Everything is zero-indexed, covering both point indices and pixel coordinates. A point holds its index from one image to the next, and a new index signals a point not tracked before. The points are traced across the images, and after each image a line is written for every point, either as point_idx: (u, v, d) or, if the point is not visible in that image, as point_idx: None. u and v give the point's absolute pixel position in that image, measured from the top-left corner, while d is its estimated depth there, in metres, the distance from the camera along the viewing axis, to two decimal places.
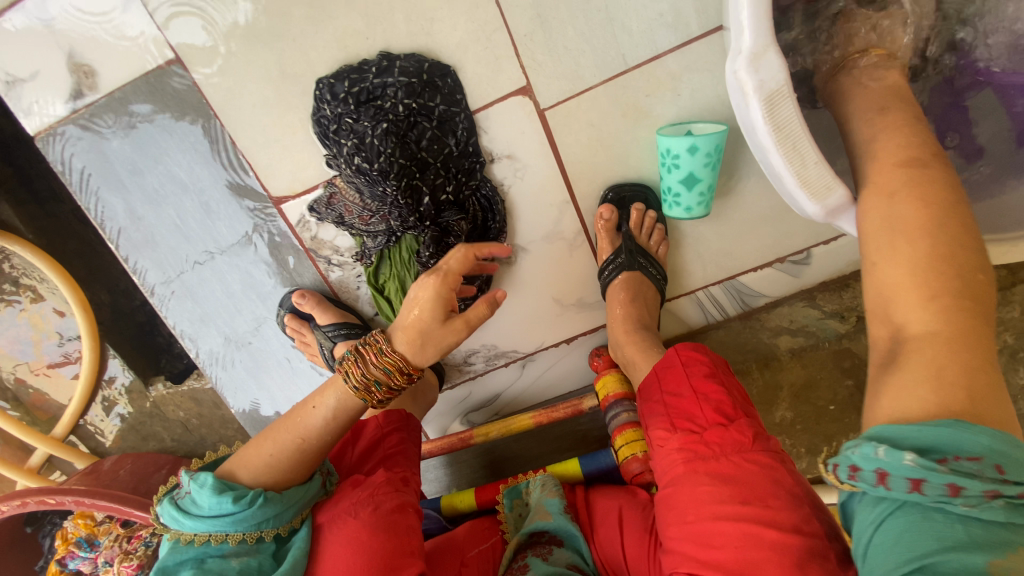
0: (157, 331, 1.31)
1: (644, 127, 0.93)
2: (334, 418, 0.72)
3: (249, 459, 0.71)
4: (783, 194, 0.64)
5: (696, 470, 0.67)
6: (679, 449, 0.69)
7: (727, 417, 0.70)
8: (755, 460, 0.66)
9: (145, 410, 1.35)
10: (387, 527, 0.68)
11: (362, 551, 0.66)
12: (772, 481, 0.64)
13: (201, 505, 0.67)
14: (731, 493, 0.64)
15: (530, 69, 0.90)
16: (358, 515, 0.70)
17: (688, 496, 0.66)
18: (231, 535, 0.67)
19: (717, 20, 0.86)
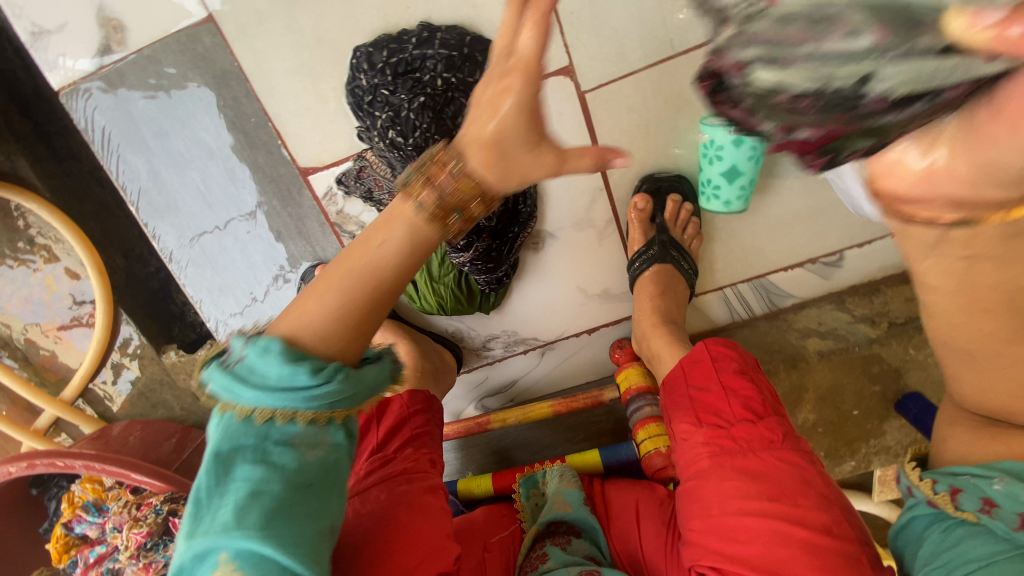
0: (171, 299, 1.30)
1: (687, 116, 0.91)
2: (409, 254, 0.52)
3: (309, 311, 0.50)
4: (840, 191, 0.62)
5: (722, 465, 0.63)
6: (705, 443, 0.65)
7: (757, 414, 0.65)
8: (786, 458, 0.62)
9: (156, 377, 1.33)
10: (422, 507, 0.67)
11: (396, 528, 0.63)
12: (802, 480, 0.60)
13: (268, 376, 0.48)
14: (759, 489, 0.59)
15: (574, 49, 0.87)
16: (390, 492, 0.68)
17: (713, 490, 0.62)
18: (299, 417, 0.50)
19: None
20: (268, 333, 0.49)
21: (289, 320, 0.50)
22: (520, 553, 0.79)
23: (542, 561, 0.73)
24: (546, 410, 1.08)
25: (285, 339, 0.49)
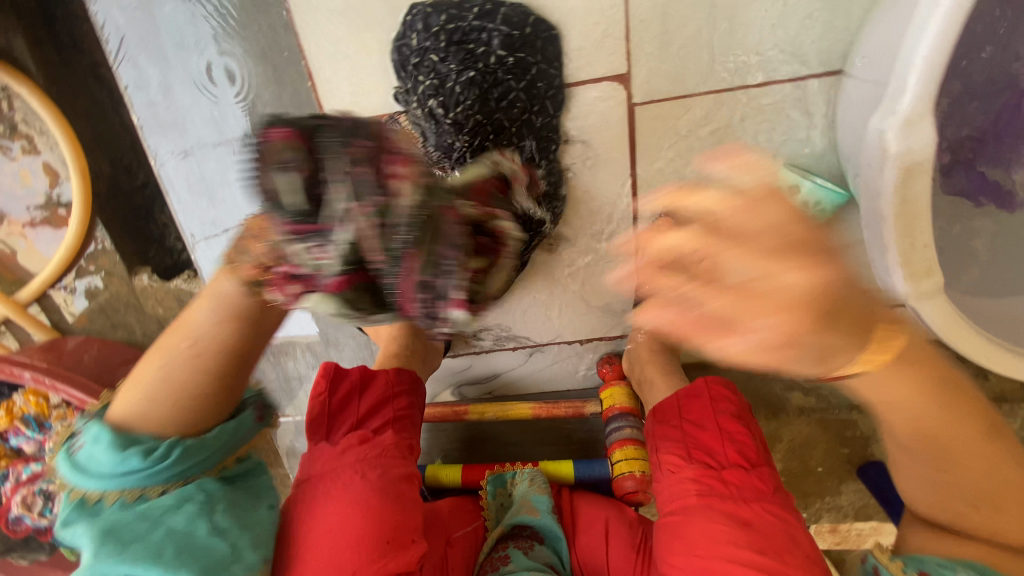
0: (151, 220, 1.20)
1: (729, 150, 0.90)
2: (213, 332, 0.63)
3: (129, 406, 0.62)
4: (876, 264, 0.63)
5: (709, 506, 0.63)
6: (694, 479, 0.65)
7: (749, 461, 0.66)
8: (775, 511, 0.62)
9: (122, 298, 1.25)
10: (397, 498, 0.66)
11: (369, 517, 0.63)
12: (790, 536, 0.59)
13: (99, 466, 0.59)
14: (748, 539, 0.59)
15: (635, 58, 0.84)
16: (366, 475, 0.66)
17: (699, 530, 0.61)
18: (147, 489, 0.59)
19: (836, 65, 0.83)
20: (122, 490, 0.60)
21: (124, 409, 0.62)
22: (481, 553, 0.81)
23: (504, 562, 0.75)
24: (525, 411, 1.06)
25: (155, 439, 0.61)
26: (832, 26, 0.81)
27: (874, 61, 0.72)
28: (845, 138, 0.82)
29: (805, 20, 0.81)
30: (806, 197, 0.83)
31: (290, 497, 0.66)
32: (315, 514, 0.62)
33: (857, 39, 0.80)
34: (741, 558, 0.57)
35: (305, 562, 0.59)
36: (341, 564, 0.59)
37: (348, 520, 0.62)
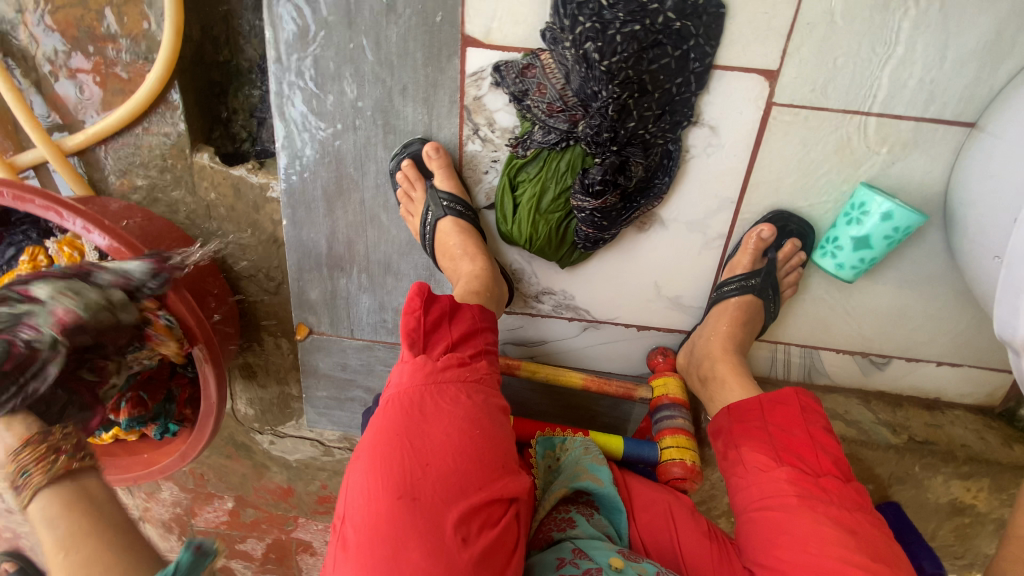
0: (223, 100, 1.18)
1: (846, 174, 0.91)
2: None
3: None
4: (1005, 306, 0.65)
5: (811, 507, 0.65)
6: (790, 481, 0.68)
7: (843, 473, 0.69)
8: (874, 521, 0.65)
9: (171, 173, 1.17)
10: (502, 425, 0.67)
11: (484, 437, 0.63)
12: (893, 550, 0.62)
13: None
14: (859, 545, 0.61)
15: (789, 58, 0.84)
16: (473, 396, 0.66)
17: (807, 529, 0.63)
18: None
19: (971, 116, 0.85)
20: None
21: None
22: (538, 512, 0.80)
23: (570, 525, 0.76)
24: (573, 380, 1.06)
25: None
26: (981, 76, 0.83)
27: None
28: (966, 187, 0.84)
29: (959, 64, 0.82)
30: (907, 225, 0.84)
31: (390, 403, 0.64)
32: (430, 424, 0.61)
33: (1001, 95, 0.82)
34: (857, 562, 0.59)
35: (428, 469, 0.58)
36: (465, 474, 0.59)
37: (466, 436, 0.61)
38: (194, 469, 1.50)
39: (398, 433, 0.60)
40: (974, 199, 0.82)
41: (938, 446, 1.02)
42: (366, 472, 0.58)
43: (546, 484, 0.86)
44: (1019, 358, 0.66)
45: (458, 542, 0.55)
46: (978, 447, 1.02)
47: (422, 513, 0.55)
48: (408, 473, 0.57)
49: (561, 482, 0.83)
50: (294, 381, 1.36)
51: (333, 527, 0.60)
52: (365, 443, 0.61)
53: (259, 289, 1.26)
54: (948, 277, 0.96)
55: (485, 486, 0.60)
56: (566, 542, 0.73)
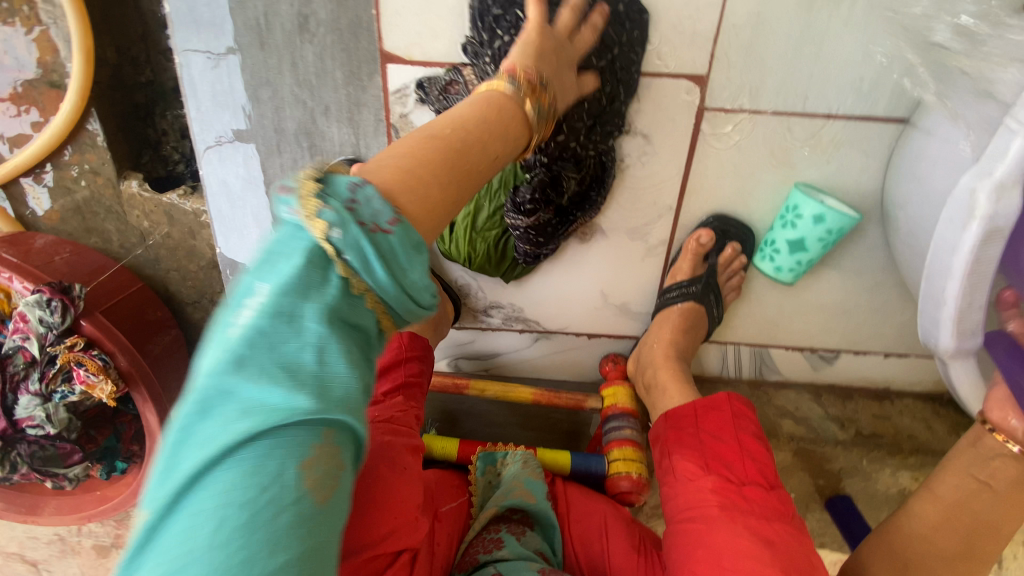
0: (151, 122, 1.11)
1: (782, 175, 0.90)
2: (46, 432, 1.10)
3: None
4: (926, 316, 0.65)
5: (731, 519, 0.66)
6: (714, 491, 0.69)
7: (769, 481, 0.70)
8: (792, 531, 0.66)
9: (102, 202, 1.12)
10: (402, 469, 0.65)
11: (375, 486, 0.61)
12: (808, 558, 0.64)
13: (401, 277, 0.44)
14: (772, 558, 0.62)
15: (716, 63, 0.82)
16: (379, 439, 0.66)
17: (724, 541, 0.64)
18: (369, 294, 0.44)
19: (903, 112, 0.84)
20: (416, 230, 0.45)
21: None
22: (469, 532, 0.81)
23: (496, 546, 0.76)
24: (524, 395, 1.06)
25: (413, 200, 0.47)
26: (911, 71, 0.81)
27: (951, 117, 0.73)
28: (899, 186, 0.83)
29: (887, 60, 0.81)
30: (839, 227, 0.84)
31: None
32: None
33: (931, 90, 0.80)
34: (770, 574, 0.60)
35: None
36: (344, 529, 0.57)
37: (352, 486, 0.60)
38: None
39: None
40: (906, 198, 0.81)
41: (885, 439, 1.07)
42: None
43: (484, 501, 0.86)
44: (946, 366, 0.67)
45: None
46: (925, 437, 1.06)
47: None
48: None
49: (494, 499, 0.83)
50: None
51: None
52: None
53: (203, 315, 1.25)
54: (889, 272, 0.96)
55: (365, 543, 0.57)
56: (489, 566, 0.73)
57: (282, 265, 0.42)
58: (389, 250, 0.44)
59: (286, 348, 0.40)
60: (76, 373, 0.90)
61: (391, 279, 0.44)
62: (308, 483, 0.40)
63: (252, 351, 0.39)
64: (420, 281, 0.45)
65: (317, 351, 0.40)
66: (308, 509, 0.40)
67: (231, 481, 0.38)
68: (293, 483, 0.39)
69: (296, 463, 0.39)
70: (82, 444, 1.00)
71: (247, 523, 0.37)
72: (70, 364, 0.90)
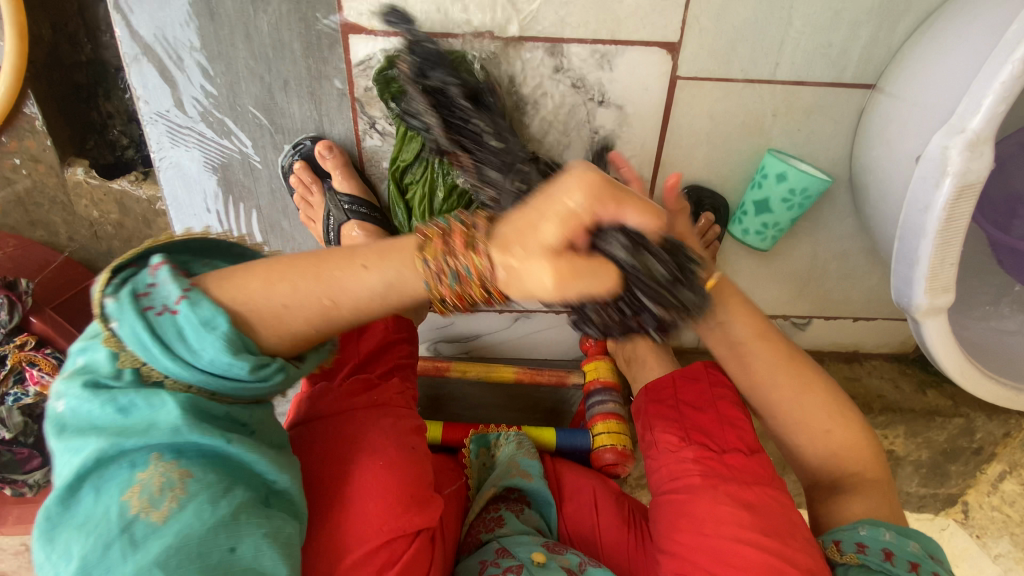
0: (94, 104, 1.02)
1: (754, 144, 0.90)
2: None
3: None
4: (898, 277, 0.66)
5: (712, 486, 0.67)
6: (695, 461, 0.70)
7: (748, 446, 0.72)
8: (774, 494, 0.68)
9: (46, 192, 1.05)
10: (413, 450, 0.64)
11: (385, 468, 0.60)
12: (788, 520, 0.65)
13: (198, 351, 0.45)
14: (752, 521, 0.64)
15: (689, 30, 0.81)
16: (380, 421, 0.64)
17: (706, 509, 0.66)
18: (194, 388, 0.47)
19: (870, 78, 0.85)
20: (208, 302, 0.46)
21: None
22: (470, 512, 0.81)
23: (498, 524, 0.76)
24: (506, 374, 1.06)
25: (234, 319, 0.46)
26: (877, 36, 0.81)
27: (919, 80, 0.74)
28: (868, 151, 0.84)
29: (854, 27, 0.81)
30: (802, 186, 0.84)
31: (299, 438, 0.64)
32: (325, 466, 0.60)
33: (894, 57, 0.82)
34: (750, 541, 0.62)
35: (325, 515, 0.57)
36: (361, 516, 0.57)
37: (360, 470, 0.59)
38: None
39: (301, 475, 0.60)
40: (874, 164, 0.83)
41: (857, 399, 1.09)
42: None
43: (480, 481, 0.87)
44: (919, 325, 0.68)
45: None
46: (893, 396, 1.09)
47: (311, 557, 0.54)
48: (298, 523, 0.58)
49: (492, 480, 0.83)
50: None
51: None
52: None
53: None
54: (855, 238, 0.99)
55: (381, 528, 0.57)
56: (492, 542, 0.73)
57: (89, 350, 0.47)
58: (177, 331, 0.46)
59: (92, 411, 0.45)
60: (29, 373, 0.86)
61: (184, 363, 0.46)
62: (138, 505, 0.44)
63: (72, 419, 0.46)
64: (217, 358, 0.46)
65: (112, 404, 0.45)
66: (145, 528, 0.44)
67: (73, 533, 0.44)
68: (117, 514, 0.44)
69: (120, 493, 0.44)
70: (40, 448, 0.92)
71: (85, 565, 0.43)
72: (21, 363, 0.85)
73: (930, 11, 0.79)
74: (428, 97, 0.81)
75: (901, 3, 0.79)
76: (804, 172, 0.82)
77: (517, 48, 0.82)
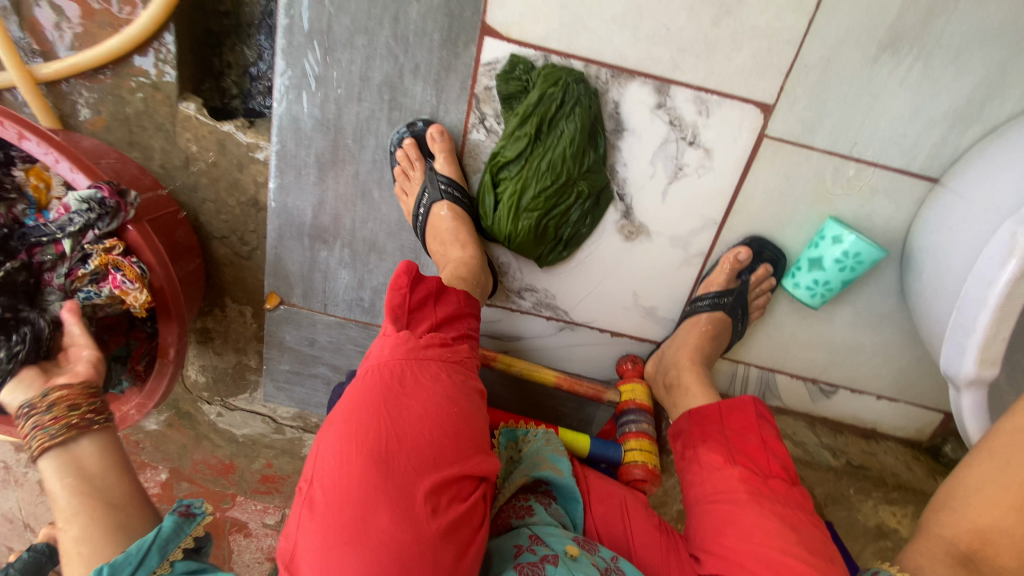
0: (218, 52, 1.13)
1: (819, 209, 0.98)
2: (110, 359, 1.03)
3: None
4: (951, 344, 0.72)
5: (759, 504, 0.70)
6: (742, 480, 0.73)
7: (790, 477, 0.75)
8: (814, 521, 0.70)
9: (155, 118, 1.11)
10: (479, 408, 0.67)
11: (461, 415, 0.63)
12: (826, 545, 0.67)
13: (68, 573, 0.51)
14: (797, 538, 0.66)
15: (784, 96, 0.90)
16: (451, 375, 0.66)
17: (754, 521, 0.68)
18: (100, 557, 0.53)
19: (935, 173, 0.94)
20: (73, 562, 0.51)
21: None
22: (500, 496, 0.82)
23: (528, 513, 0.78)
24: (547, 378, 1.09)
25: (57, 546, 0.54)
26: (948, 137, 0.91)
27: (984, 180, 0.83)
28: (924, 234, 0.92)
29: (929, 124, 0.90)
30: (857, 251, 0.91)
31: (371, 372, 0.64)
32: (408, 396, 0.61)
33: (960, 159, 0.91)
34: (797, 555, 0.64)
35: (402, 439, 0.57)
36: (440, 450, 0.59)
37: (442, 411, 0.61)
38: (131, 433, 1.43)
39: (376, 401, 0.60)
40: (931, 248, 0.90)
41: (871, 472, 1.13)
42: (340, 436, 0.57)
43: (507, 474, 0.88)
44: (960, 393, 0.73)
45: (427, 511, 0.55)
46: (906, 475, 1.13)
47: (395, 479, 0.55)
48: (372, 447, 0.56)
49: (521, 470, 0.85)
50: (254, 352, 1.35)
51: (298, 494, 0.59)
52: (342, 408, 0.60)
53: (228, 252, 1.23)
54: (896, 317, 1.05)
55: (453, 462, 0.59)
56: (524, 529, 0.75)
57: None
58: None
59: None
60: (111, 276, 0.89)
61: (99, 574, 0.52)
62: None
63: None
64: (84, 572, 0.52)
65: None
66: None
67: None
68: None
69: None
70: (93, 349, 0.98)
71: None
72: (106, 267, 0.89)
73: (997, 125, 0.89)
74: (544, 105, 0.89)
75: (973, 113, 0.89)
76: (862, 238, 0.89)
77: (629, 80, 0.91)
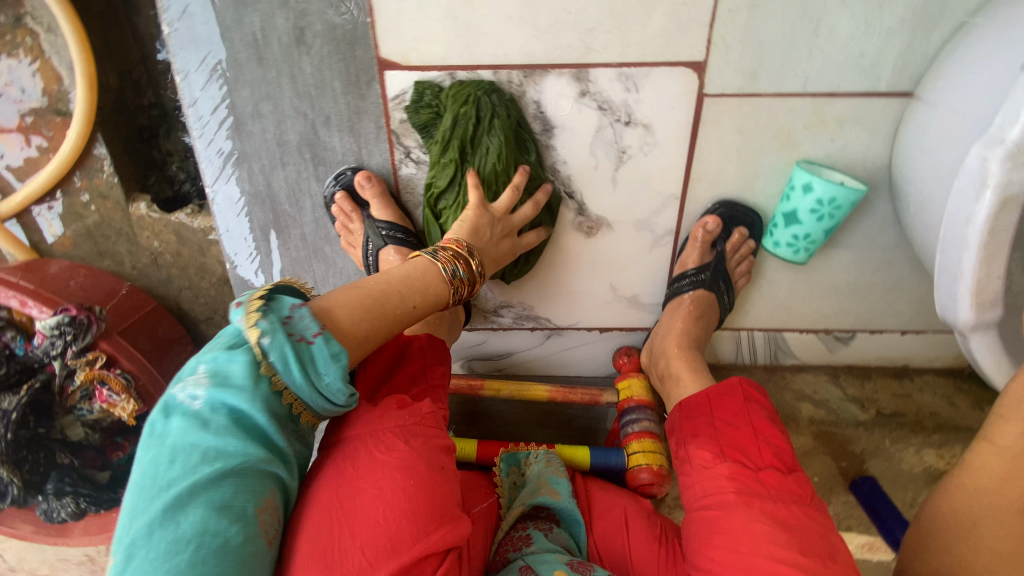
0: (154, 144, 1.12)
1: (786, 156, 0.89)
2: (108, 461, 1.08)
3: None
4: (942, 290, 0.64)
5: (748, 504, 0.66)
6: (729, 477, 0.69)
7: (785, 465, 0.69)
8: (811, 514, 0.65)
9: (113, 224, 1.14)
10: (444, 470, 0.65)
11: (419, 487, 0.61)
12: (827, 541, 0.62)
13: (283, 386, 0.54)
14: (789, 539, 0.61)
15: (715, 48, 0.82)
16: (408, 442, 0.64)
17: (741, 525, 0.64)
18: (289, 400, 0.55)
19: (907, 86, 0.83)
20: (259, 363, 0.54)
21: None
22: (501, 530, 0.81)
23: (526, 543, 0.75)
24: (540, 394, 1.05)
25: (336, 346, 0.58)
26: (912, 44, 0.80)
27: (957, 87, 0.72)
28: (906, 158, 0.82)
29: (887, 37, 0.80)
30: (830, 197, 0.82)
31: (327, 459, 0.63)
32: (360, 480, 0.60)
33: (931, 64, 0.80)
34: (786, 559, 0.59)
35: (354, 532, 0.57)
36: (395, 534, 0.57)
37: (397, 489, 0.59)
38: None
39: (327, 495, 0.59)
40: (914, 174, 0.80)
41: (907, 417, 1.05)
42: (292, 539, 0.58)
43: (510, 501, 0.87)
44: (966, 339, 0.65)
45: None
46: (946, 414, 1.05)
47: None
48: (321, 547, 0.56)
49: (519, 499, 0.83)
50: None
51: None
52: (297, 506, 0.60)
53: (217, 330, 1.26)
54: (900, 249, 0.96)
55: (411, 544, 0.57)
56: (517, 561, 0.72)
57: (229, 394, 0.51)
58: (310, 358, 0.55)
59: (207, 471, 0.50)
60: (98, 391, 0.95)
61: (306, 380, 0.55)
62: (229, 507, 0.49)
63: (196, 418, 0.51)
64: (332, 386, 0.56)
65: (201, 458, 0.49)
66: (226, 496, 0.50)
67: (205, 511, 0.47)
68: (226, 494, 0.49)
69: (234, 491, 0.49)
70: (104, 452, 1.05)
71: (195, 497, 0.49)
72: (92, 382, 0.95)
73: (966, 18, 0.77)
74: (461, 126, 0.85)
75: (935, 10, 0.78)
76: (832, 183, 0.80)
77: (545, 75, 0.85)
